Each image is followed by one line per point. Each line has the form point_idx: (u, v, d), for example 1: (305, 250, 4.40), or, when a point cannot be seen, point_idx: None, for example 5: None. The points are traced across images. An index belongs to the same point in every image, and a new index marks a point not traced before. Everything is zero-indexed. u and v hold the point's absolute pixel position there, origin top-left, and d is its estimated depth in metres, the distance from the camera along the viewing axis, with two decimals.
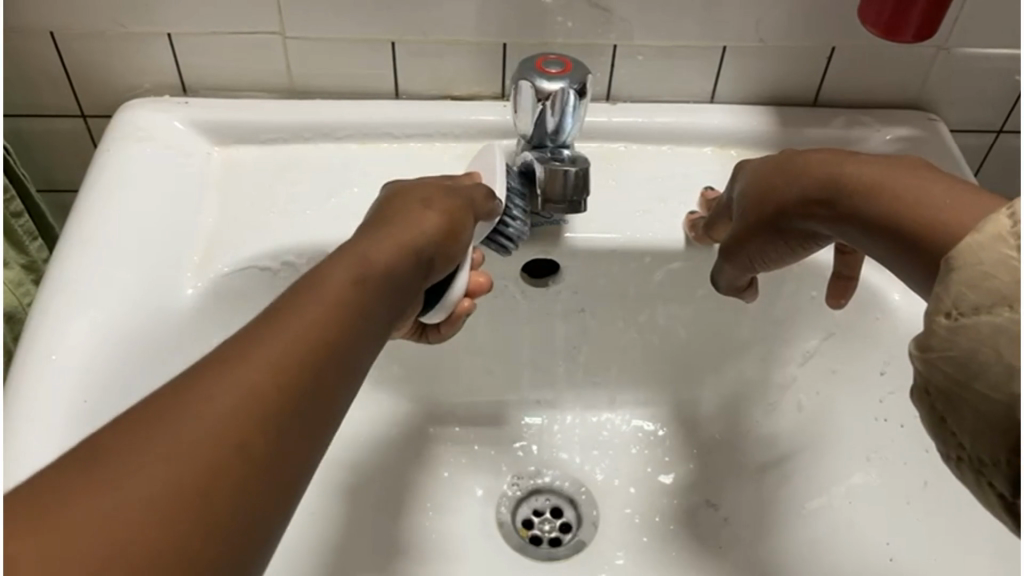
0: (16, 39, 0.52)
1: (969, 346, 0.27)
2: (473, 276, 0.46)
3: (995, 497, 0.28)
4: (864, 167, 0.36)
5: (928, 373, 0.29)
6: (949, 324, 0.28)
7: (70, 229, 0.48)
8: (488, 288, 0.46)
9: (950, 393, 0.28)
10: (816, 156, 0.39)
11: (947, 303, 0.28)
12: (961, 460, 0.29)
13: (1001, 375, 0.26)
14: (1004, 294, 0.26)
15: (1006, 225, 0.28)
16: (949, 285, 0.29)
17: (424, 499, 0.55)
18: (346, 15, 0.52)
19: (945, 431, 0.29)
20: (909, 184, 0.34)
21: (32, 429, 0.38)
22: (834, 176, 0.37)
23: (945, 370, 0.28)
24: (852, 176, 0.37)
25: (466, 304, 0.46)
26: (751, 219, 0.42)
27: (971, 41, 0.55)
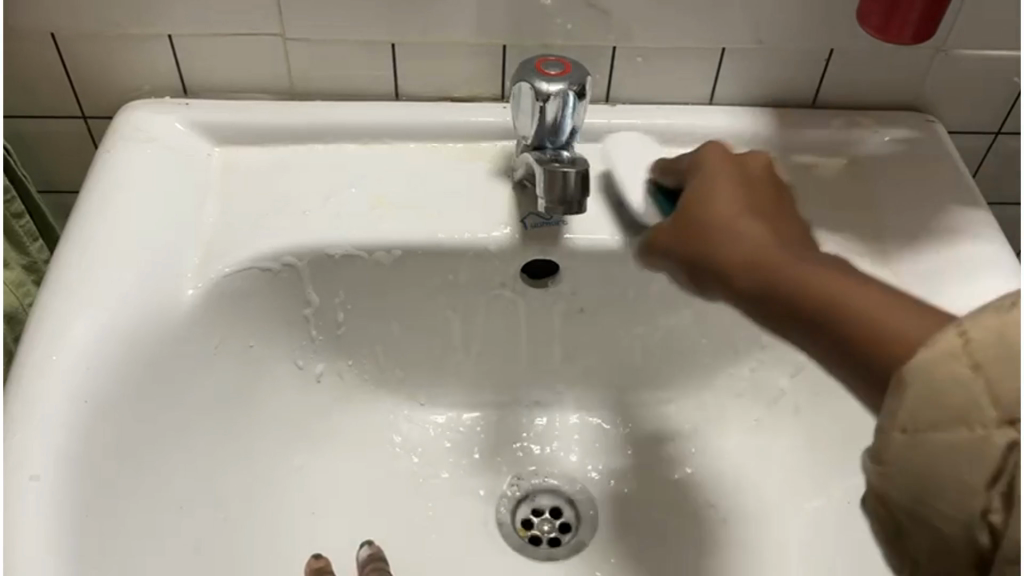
0: (16, 41, 0.52)
1: (919, 482, 0.26)
2: (323, 560, 0.46)
3: None
4: (804, 264, 0.35)
5: (885, 485, 0.28)
6: (905, 439, 0.27)
7: (71, 231, 0.48)
8: (324, 562, 0.46)
9: (937, 573, 0.27)
10: (799, 261, 0.36)
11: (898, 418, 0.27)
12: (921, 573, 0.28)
13: (971, 515, 0.25)
14: (959, 412, 0.25)
15: (958, 342, 0.26)
16: (899, 393, 0.27)
17: (424, 500, 0.56)
18: (345, 17, 0.52)
19: (901, 544, 0.28)
20: (873, 308, 0.32)
21: (34, 433, 0.38)
22: (772, 257, 0.36)
23: (929, 530, 0.26)
24: (804, 276, 0.35)
25: (320, 560, 0.46)
26: (744, 289, 0.37)
27: (970, 42, 0.55)
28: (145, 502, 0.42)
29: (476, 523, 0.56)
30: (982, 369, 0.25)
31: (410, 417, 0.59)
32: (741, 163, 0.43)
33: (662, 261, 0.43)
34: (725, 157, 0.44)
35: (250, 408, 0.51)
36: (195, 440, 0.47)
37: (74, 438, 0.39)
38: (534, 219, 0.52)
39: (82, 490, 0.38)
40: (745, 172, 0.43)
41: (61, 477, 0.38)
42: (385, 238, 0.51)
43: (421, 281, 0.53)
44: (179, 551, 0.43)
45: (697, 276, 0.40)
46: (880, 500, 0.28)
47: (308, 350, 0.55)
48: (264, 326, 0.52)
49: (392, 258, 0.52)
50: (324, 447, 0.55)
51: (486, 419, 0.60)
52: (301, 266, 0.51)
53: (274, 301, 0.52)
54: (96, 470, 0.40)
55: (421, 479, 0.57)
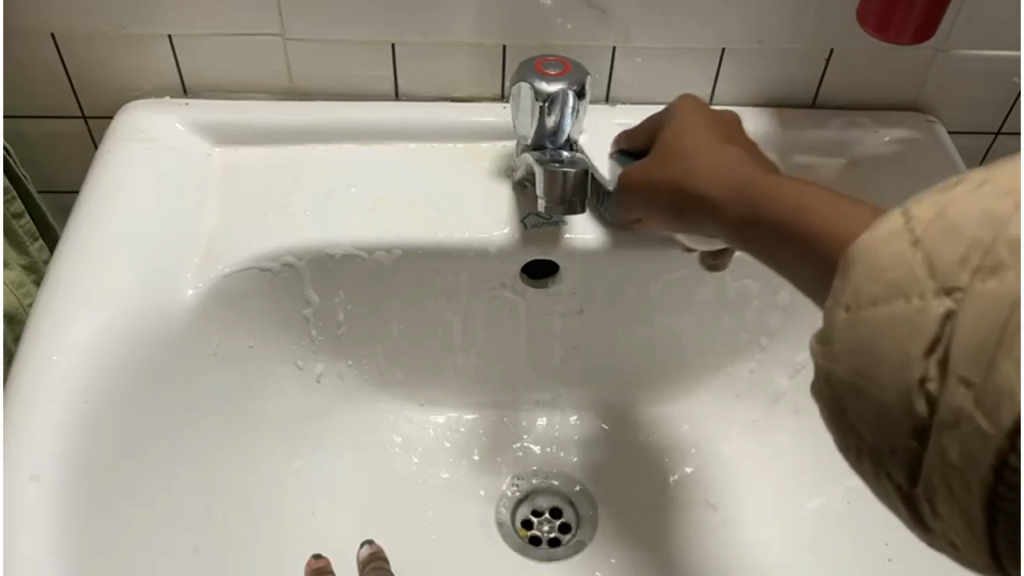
0: (16, 41, 0.52)
1: (864, 351, 0.27)
2: (322, 560, 0.46)
3: (893, 487, 0.29)
4: (775, 180, 0.39)
5: (830, 366, 0.29)
6: (848, 316, 0.28)
7: (71, 230, 0.48)
8: (324, 561, 0.46)
9: (887, 454, 0.28)
10: (777, 181, 0.39)
11: (847, 297, 0.28)
12: (863, 454, 0.29)
13: (910, 383, 0.26)
14: (901, 284, 0.26)
15: (904, 221, 0.27)
16: (845, 280, 0.29)
17: (424, 500, 0.56)
18: (346, 17, 0.52)
19: (845, 422, 0.29)
20: (836, 215, 0.34)
21: (34, 433, 0.38)
22: (746, 179, 0.40)
23: (872, 401, 0.27)
24: (772, 188, 0.38)
25: (320, 560, 0.46)
26: (732, 211, 0.40)
27: (970, 42, 0.55)
28: (145, 502, 0.42)
29: (476, 523, 0.56)
30: (921, 242, 0.27)
31: (410, 417, 0.59)
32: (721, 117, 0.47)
33: (647, 202, 0.46)
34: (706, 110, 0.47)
35: (250, 408, 0.51)
36: (196, 440, 0.47)
37: (74, 439, 0.39)
38: (534, 219, 0.52)
39: (82, 490, 0.38)
40: (722, 121, 0.46)
41: (62, 477, 0.38)
42: (386, 237, 0.51)
43: (421, 282, 0.53)
44: (179, 551, 0.43)
45: (682, 208, 0.44)
46: (828, 377, 0.29)
47: (309, 350, 0.55)
48: (265, 327, 0.52)
49: (392, 258, 0.52)
50: (324, 447, 0.55)
51: (486, 419, 0.60)
52: (302, 266, 0.51)
53: (274, 301, 0.52)
54: (96, 470, 0.40)
55: (421, 479, 0.57)
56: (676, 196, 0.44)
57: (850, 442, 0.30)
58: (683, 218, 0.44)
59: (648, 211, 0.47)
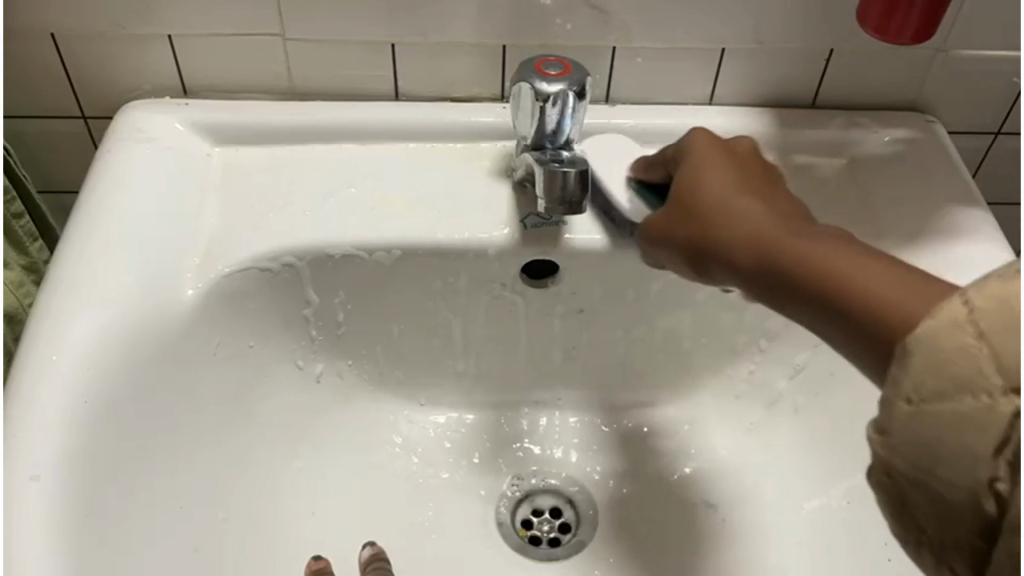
0: (15, 40, 0.52)
1: (925, 444, 0.28)
2: (321, 560, 0.46)
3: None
4: (798, 242, 0.37)
5: (891, 458, 0.29)
6: (911, 410, 0.28)
7: (71, 229, 0.48)
8: (322, 559, 0.46)
9: (948, 544, 0.28)
10: (799, 241, 0.37)
11: (906, 388, 0.28)
12: (920, 543, 0.30)
13: (978, 484, 0.26)
14: (968, 381, 0.27)
15: (962, 311, 0.28)
16: (903, 368, 0.29)
17: (424, 499, 0.56)
18: (346, 17, 0.52)
19: (906, 516, 0.30)
20: (870, 277, 0.34)
21: (34, 434, 0.38)
22: (770, 239, 0.38)
23: (933, 497, 0.28)
24: (797, 252, 0.37)
25: (319, 560, 0.46)
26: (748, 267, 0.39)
27: (970, 42, 0.55)
28: (145, 502, 0.42)
29: (476, 523, 0.56)
30: (983, 337, 0.27)
31: (410, 417, 0.59)
32: (729, 147, 0.44)
33: (663, 250, 0.44)
34: (714, 141, 0.44)
35: (250, 407, 0.51)
36: (197, 440, 0.47)
37: (73, 439, 0.39)
38: (534, 219, 0.52)
39: (82, 490, 0.38)
40: (736, 154, 0.43)
41: (62, 477, 0.38)
42: (386, 237, 0.51)
43: (420, 282, 0.53)
44: (179, 551, 0.43)
45: (700, 264, 0.42)
46: (888, 470, 0.29)
47: (309, 350, 0.55)
48: (265, 327, 0.52)
49: (392, 258, 0.52)
50: (324, 447, 0.55)
51: (486, 419, 0.60)
52: (302, 266, 0.51)
53: (274, 301, 0.52)
54: (97, 470, 0.40)
55: (421, 479, 0.57)
56: (695, 246, 0.42)
57: (909, 530, 0.30)
58: (695, 271, 0.43)
59: (660, 253, 0.45)
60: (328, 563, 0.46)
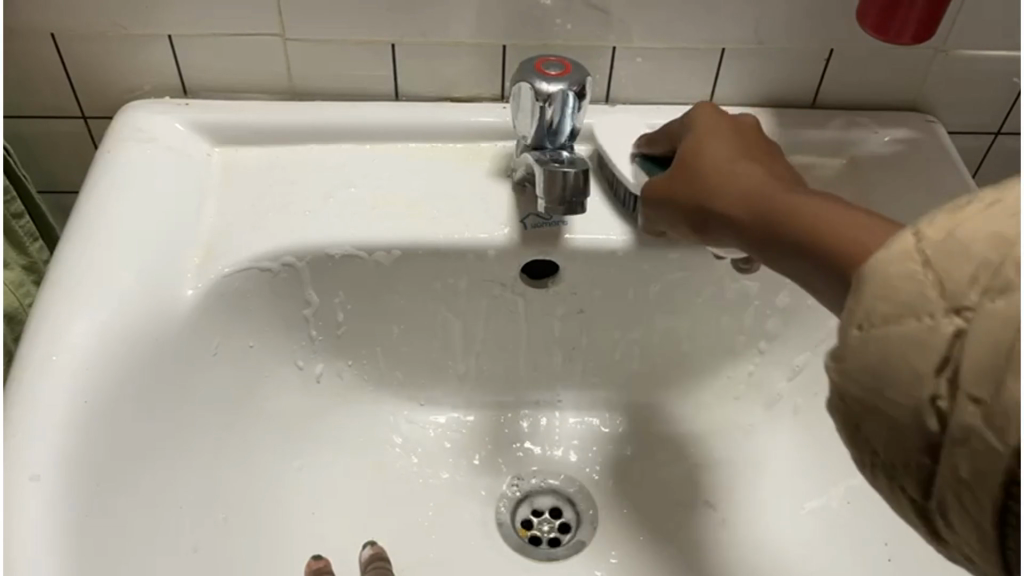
0: (15, 40, 0.52)
1: (874, 364, 0.27)
2: (321, 560, 0.46)
3: (905, 499, 0.28)
4: (787, 196, 0.37)
5: (843, 384, 0.29)
6: (861, 336, 0.27)
7: (70, 229, 0.48)
8: (322, 559, 0.46)
9: (896, 466, 0.28)
10: (784, 191, 0.38)
11: (857, 314, 0.28)
12: (874, 467, 0.29)
13: (921, 400, 0.26)
14: (914, 306, 0.26)
15: (913, 241, 0.27)
16: (856, 296, 0.28)
17: (424, 500, 0.56)
18: (346, 18, 0.52)
19: (861, 441, 0.29)
20: (842, 224, 0.33)
21: (33, 434, 0.38)
22: (761, 194, 0.38)
23: (884, 417, 0.27)
24: (781, 202, 0.37)
25: (319, 559, 0.46)
26: (736, 221, 0.39)
27: (970, 43, 0.55)
28: (145, 501, 0.42)
29: (476, 523, 0.56)
30: (930, 264, 0.26)
31: (410, 417, 0.59)
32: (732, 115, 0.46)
33: (662, 216, 0.45)
34: (717, 110, 0.46)
35: (249, 406, 0.51)
36: (197, 438, 0.47)
37: (73, 439, 0.39)
38: (534, 219, 0.52)
39: (82, 490, 0.38)
40: (737, 124, 0.45)
41: (61, 476, 0.38)
42: (386, 237, 0.51)
43: (420, 282, 0.53)
44: (180, 550, 0.43)
45: (694, 223, 0.43)
46: (840, 396, 0.29)
47: (309, 350, 0.55)
48: (264, 326, 0.52)
49: (392, 258, 0.52)
50: (324, 447, 0.55)
51: (486, 419, 0.60)
52: (302, 267, 0.51)
53: (273, 301, 0.52)
54: (96, 470, 0.40)
55: (421, 480, 0.57)
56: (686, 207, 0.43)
57: (863, 456, 0.30)
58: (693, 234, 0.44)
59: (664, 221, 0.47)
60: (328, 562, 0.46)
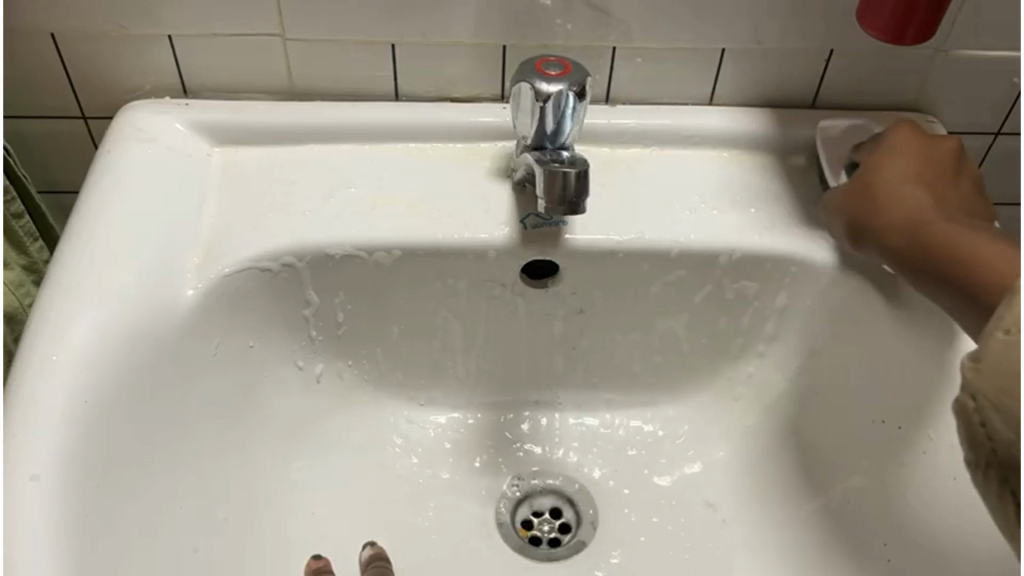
0: (16, 40, 0.52)
1: (1008, 368, 0.30)
2: (319, 560, 0.46)
3: (1015, 501, 0.33)
4: (951, 226, 0.43)
5: (975, 383, 0.32)
6: (1004, 340, 0.30)
7: (72, 229, 0.48)
8: (320, 559, 0.46)
9: (1015, 469, 0.32)
10: (951, 224, 0.43)
11: (1008, 319, 0.31)
12: (990, 467, 0.33)
13: None
14: None
15: None
16: (1009, 305, 0.31)
17: (424, 500, 0.56)
18: (346, 18, 0.52)
19: (982, 437, 0.32)
20: (998, 260, 0.39)
21: (33, 434, 0.38)
22: (923, 220, 0.44)
23: (1019, 424, 0.30)
24: (947, 237, 0.42)
25: (316, 559, 0.46)
26: (901, 247, 0.45)
27: (970, 43, 0.55)
28: (145, 501, 0.42)
29: (476, 522, 0.56)
30: None
31: (410, 417, 0.59)
32: (936, 140, 0.48)
33: (834, 221, 0.51)
34: (917, 135, 0.49)
35: (250, 406, 0.51)
36: (197, 440, 0.47)
37: (73, 439, 0.39)
38: (534, 219, 0.52)
39: (81, 490, 0.38)
40: (930, 151, 0.48)
41: (61, 476, 0.38)
42: (386, 237, 0.51)
43: (421, 281, 0.53)
44: (179, 551, 0.43)
45: (854, 235, 0.48)
46: (971, 393, 0.32)
47: (309, 350, 0.55)
48: (264, 326, 0.52)
49: (392, 258, 0.52)
50: (325, 447, 0.55)
51: (485, 419, 0.60)
52: (302, 267, 0.51)
53: (274, 301, 0.52)
54: (98, 470, 0.40)
55: (421, 479, 0.57)
56: (856, 223, 0.48)
57: (978, 456, 0.33)
58: (850, 239, 0.49)
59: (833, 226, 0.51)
60: (327, 562, 0.46)
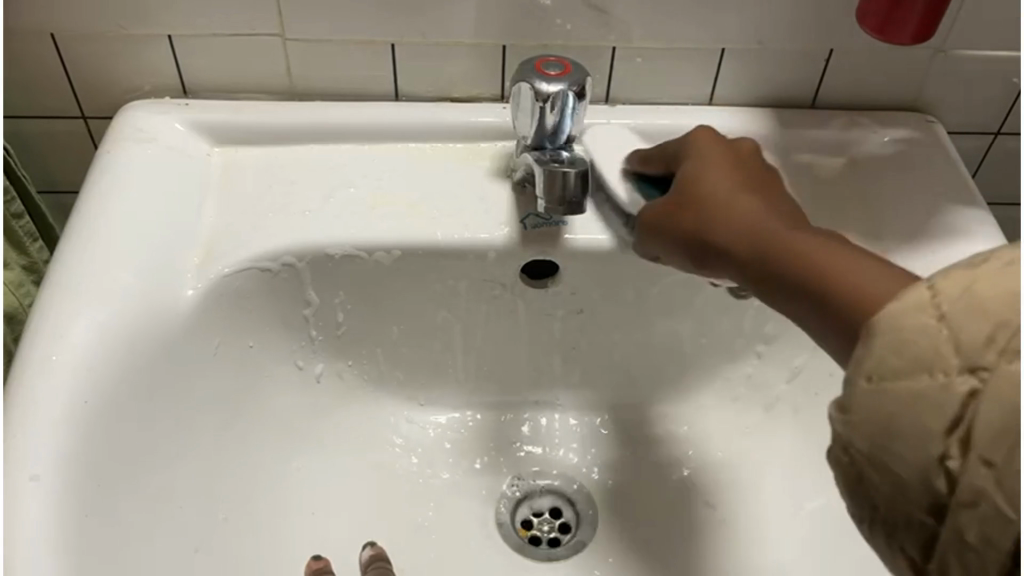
0: (16, 41, 0.52)
1: (889, 416, 0.27)
2: (319, 560, 0.46)
3: (903, 555, 0.29)
4: (795, 236, 0.36)
5: (849, 436, 0.29)
6: (869, 386, 0.28)
7: (71, 230, 0.48)
8: (320, 559, 0.46)
9: (897, 527, 0.28)
10: (788, 234, 0.37)
11: (867, 364, 0.28)
12: (871, 521, 0.30)
13: (929, 462, 0.26)
14: (926, 361, 0.26)
15: (928, 294, 0.27)
16: (871, 345, 0.28)
17: (424, 500, 0.56)
18: (346, 18, 0.52)
19: (861, 491, 0.29)
20: (861, 278, 0.32)
21: (34, 434, 0.38)
22: (761, 228, 0.38)
23: (887, 474, 0.27)
24: (802, 254, 0.35)
25: (316, 559, 0.46)
26: (769, 268, 0.37)
27: (970, 43, 0.55)
28: (145, 501, 0.42)
29: (476, 523, 0.56)
30: (945, 318, 0.26)
31: (410, 417, 0.59)
32: (730, 142, 0.43)
33: (660, 240, 0.43)
34: (717, 139, 0.43)
35: (250, 406, 0.51)
36: (197, 441, 0.47)
37: (73, 439, 0.39)
38: (534, 219, 0.52)
39: (82, 490, 0.38)
40: (733, 154, 0.42)
41: (61, 475, 0.38)
42: (386, 237, 0.51)
43: (421, 282, 0.53)
44: (180, 550, 0.43)
45: (704, 253, 0.40)
46: (844, 446, 0.29)
47: (308, 350, 0.55)
48: (264, 326, 0.52)
49: (392, 258, 0.52)
50: (324, 447, 0.55)
51: (485, 419, 0.60)
52: (302, 267, 0.51)
53: (273, 301, 0.52)
54: (98, 470, 0.40)
55: (421, 480, 0.57)
56: (703, 236, 0.40)
57: (865, 510, 0.30)
58: (692, 258, 0.41)
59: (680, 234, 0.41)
60: (327, 561, 0.46)
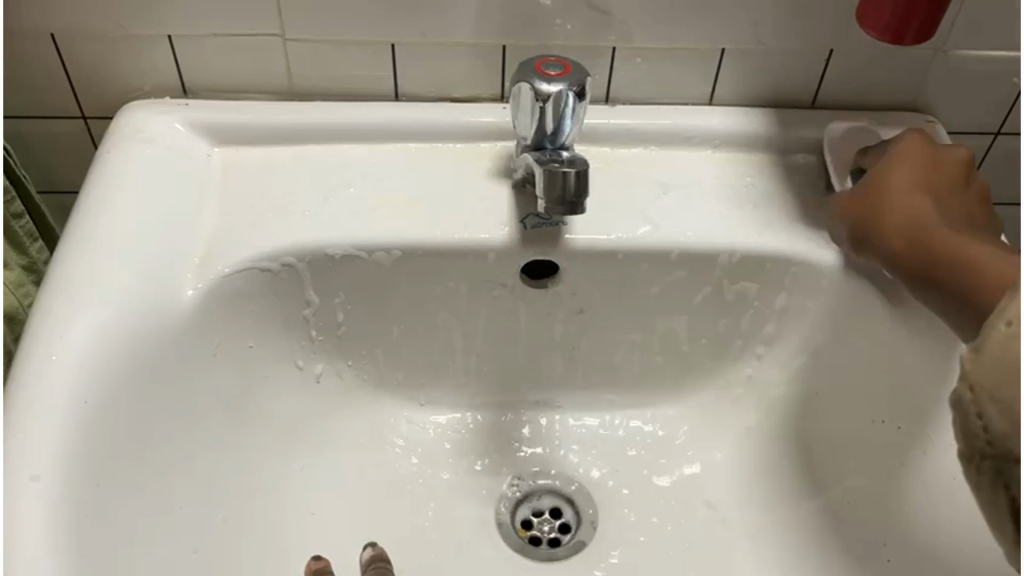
0: (15, 41, 0.52)
1: (1012, 357, 0.30)
2: (318, 560, 0.46)
3: (1005, 499, 0.32)
4: (953, 236, 0.43)
5: (976, 372, 0.31)
6: (1008, 331, 0.30)
7: (73, 229, 0.48)
8: (319, 559, 0.46)
9: (1010, 466, 0.31)
10: (956, 237, 0.43)
11: (1008, 313, 0.30)
12: (983, 461, 0.32)
13: None
14: None
15: None
16: (1017, 297, 0.31)
17: (424, 500, 0.56)
18: (345, 18, 0.52)
19: (978, 427, 0.32)
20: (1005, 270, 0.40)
21: (33, 434, 0.38)
22: (925, 227, 0.44)
23: (1011, 412, 0.30)
24: (968, 255, 0.41)
25: (315, 560, 0.46)
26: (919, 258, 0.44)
27: (970, 43, 0.55)
28: (145, 501, 0.42)
29: (477, 523, 0.56)
30: None
31: (410, 417, 0.59)
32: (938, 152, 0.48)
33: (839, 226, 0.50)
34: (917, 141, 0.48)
35: (250, 407, 0.51)
36: (196, 441, 0.47)
37: (74, 438, 0.39)
38: (534, 219, 0.52)
39: (82, 490, 0.38)
40: (936, 160, 0.47)
41: (62, 475, 0.38)
42: (388, 237, 0.51)
43: (421, 282, 0.53)
44: (180, 550, 0.43)
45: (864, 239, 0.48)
46: (971, 385, 0.32)
47: (309, 350, 0.55)
48: (265, 326, 0.52)
49: (392, 258, 0.52)
50: (325, 447, 0.55)
51: (485, 419, 0.60)
52: (302, 267, 0.51)
53: (274, 301, 0.52)
54: (100, 469, 0.40)
55: (421, 479, 0.57)
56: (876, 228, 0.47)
57: (973, 448, 0.33)
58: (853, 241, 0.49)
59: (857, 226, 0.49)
60: (326, 561, 0.46)
